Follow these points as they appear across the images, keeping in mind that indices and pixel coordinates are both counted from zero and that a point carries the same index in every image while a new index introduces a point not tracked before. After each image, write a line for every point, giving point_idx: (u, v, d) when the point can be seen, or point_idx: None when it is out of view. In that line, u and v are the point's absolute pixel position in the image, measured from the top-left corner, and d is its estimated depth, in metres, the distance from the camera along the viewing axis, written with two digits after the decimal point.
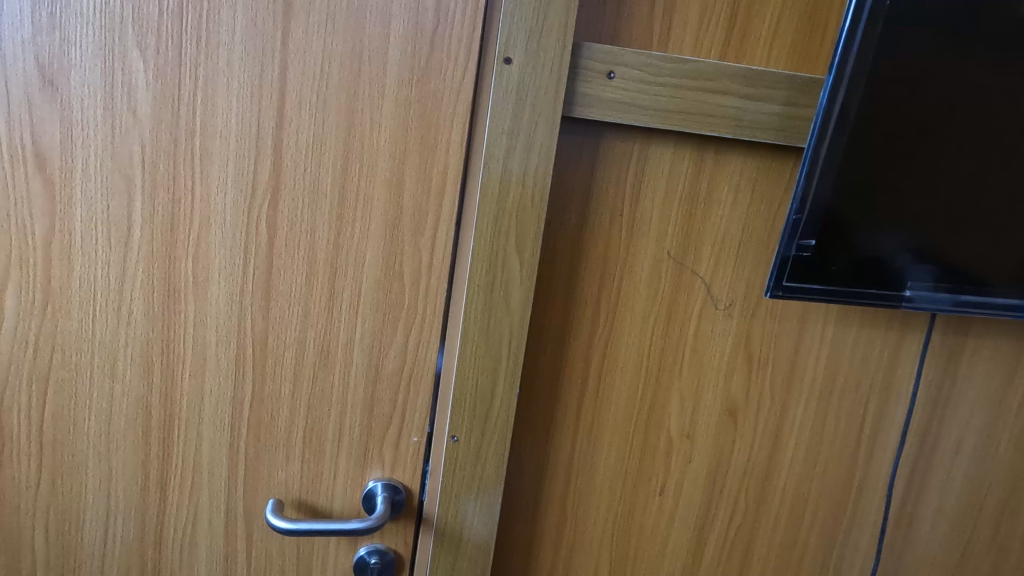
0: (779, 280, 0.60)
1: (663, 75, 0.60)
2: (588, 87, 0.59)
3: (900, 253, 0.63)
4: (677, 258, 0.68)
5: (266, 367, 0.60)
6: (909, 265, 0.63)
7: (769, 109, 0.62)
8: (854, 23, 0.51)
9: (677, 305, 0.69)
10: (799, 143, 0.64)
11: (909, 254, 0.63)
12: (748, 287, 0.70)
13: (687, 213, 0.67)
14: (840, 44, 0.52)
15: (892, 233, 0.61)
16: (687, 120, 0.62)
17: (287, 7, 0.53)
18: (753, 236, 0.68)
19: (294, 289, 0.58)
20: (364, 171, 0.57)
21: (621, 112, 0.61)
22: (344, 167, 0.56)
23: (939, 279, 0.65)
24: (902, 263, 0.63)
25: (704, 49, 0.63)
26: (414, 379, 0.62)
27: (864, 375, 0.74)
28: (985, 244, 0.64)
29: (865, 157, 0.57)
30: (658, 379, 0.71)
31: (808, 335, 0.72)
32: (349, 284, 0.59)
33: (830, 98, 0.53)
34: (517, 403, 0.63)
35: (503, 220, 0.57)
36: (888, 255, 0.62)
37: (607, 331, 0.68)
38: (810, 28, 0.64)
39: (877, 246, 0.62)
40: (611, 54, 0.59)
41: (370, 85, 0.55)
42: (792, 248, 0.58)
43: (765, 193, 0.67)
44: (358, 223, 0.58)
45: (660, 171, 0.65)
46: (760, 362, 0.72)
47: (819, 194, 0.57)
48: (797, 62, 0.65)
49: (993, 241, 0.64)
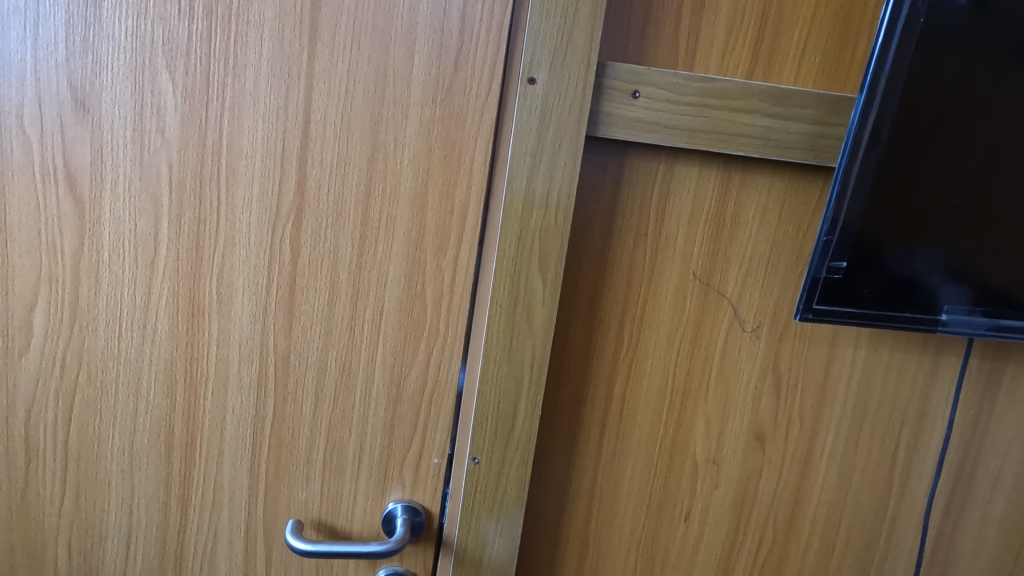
0: (809, 302, 0.58)
1: (689, 94, 0.59)
2: (613, 106, 0.59)
3: (935, 275, 0.61)
4: (703, 279, 0.66)
5: (288, 386, 0.60)
6: (944, 287, 0.61)
7: (798, 128, 0.61)
8: (887, 40, 0.50)
9: (702, 327, 0.68)
10: (828, 162, 0.63)
11: (944, 276, 0.61)
12: (776, 308, 0.68)
13: (713, 233, 0.65)
14: (872, 61, 0.51)
15: (926, 254, 0.60)
16: (714, 139, 0.61)
17: (313, 29, 0.53)
18: (782, 256, 0.67)
19: (318, 309, 0.58)
20: (387, 191, 0.57)
21: (646, 132, 0.60)
22: (367, 187, 0.56)
23: (975, 301, 0.63)
24: (937, 285, 0.61)
25: (731, 67, 0.62)
26: (435, 400, 0.62)
27: (898, 400, 0.71)
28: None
29: (897, 177, 0.55)
30: (684, 401, 0.69)
31: (839, 357, 0.70)
32: (372, 303, 0.59)
33: (861, 117, 0.52)
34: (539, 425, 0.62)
35: (527, 240, 0.57)
36: (922, 277, 0.60)
37: (632, 352, 0.67)
38: (840, 46, 0.63)
39: (910, 268, 0.60)
40: (636, 73, 0.58)
41: (394, 106, 0.55)
42: (823, 270, 0.57)
43: (793, 212, 0.66)
44: (381, 243, 0.58)
45: (685, 190, 0.64)
46: (789, 385, 0.70)
47: (850, 215, 0.55)
48: (827, 80, 0.63)
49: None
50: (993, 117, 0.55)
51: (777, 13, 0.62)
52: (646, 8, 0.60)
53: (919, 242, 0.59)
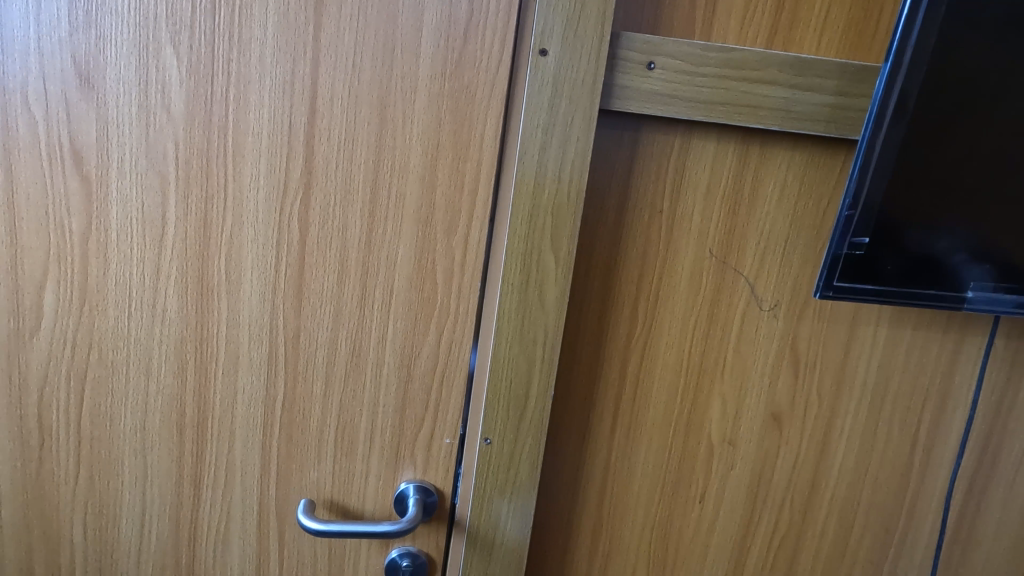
0: (829, 280, 0.56)
1: (706, 65, 0.57)
2: (627, 79, 0.57)
3: (959, 254, 0.59)
4: (719, 257, 0.65)
5: (299, 367, 0.59)
6: (968, 266, 0.59)
7: (819, 100, 0.59)
8: (914, 7, 0.48)
9: (718, 305, 0.66)
10: (851, 135, 0.60)
11: (968, 255, 0.59)
12: (794, 286, 0.67)
13: (730, 209, 0.64)
14: (898, 28, 0.48)
15: (951, 232, 0.58)
16: (731, 112, 0.59)
17: (319, 2, 0.52)
18: (800, 234, 0.65)
19: (327, 289, 0.58)
20: (395, 169, 0.56)
21: (661, 105, 0.58)
22: (376, 163, 0.55)
23: (1002, 281, 0.60)
24: (960, 264, 0.59)
25: (750, 36, 0.60)
26: (447, 380, 0.61)
27: (919, 381, 0.70)
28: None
29: (922, 150, 0.53)
30: (699, 381, 0.68)
31: (859, 337, 0.68)
32: (381, 282, 0.58)
33: (886, 87, 0.50)
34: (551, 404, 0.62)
35: (539, 217, 0.56)
36: (945, 256, 0.58)
37: (646, 331, 0.66)
38: (865, 13, 0.61)
39: (934, 247, 0.58)
40: (651, 43, 0.56)
41: (402, 80, 0.54)
42: (844, 246, 0.55)
43: (813, 187, 0.64)
44: (390, 221, 0.57)
45: (701, 165, 0.63)
46: (808, 366, 0.69)
47: (873, 189, 0.53)
48: (850, 50, 0.61)
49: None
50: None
51: None
52: None
53: (945, 219, 0.57)
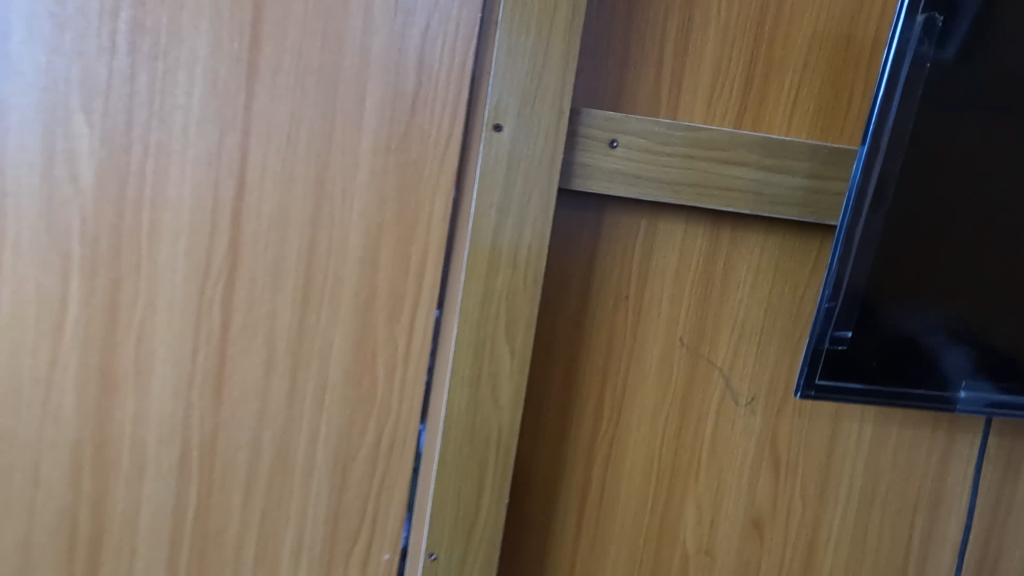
0: (811, 377, 0.50)
1: (672, 144, 0.54)
2: (588, 157, 0.53)
3: (936, 334, 0.52)
4: (690, 346, 0.60)
5: (215, 471, 0.52)
6: (947, 347, 0.53)
7: (792, 182, 0.56)
8: (890, 88, 0.45)
9: (691, 399, 0.61)
10: (827, 220, 0.57)
11: (946, 335, 0.53)
12: (772, 379, 0.62)
13: (701, 296, 0.59)
14: (873, 111, 0.45)
15: (925, 310, 0.51)
16: (699, 194, 0.55)
17: (252, 70, 0.48)
18: (777, 322, 0.61)
19: (252, 383, 0.51)
20: (332, 249, 0.50)
21: (626, 185, 0.54)
22: (312, 244, 0.50)
23: (982, 368, 0.54)
24: (938, 346, 0.53)
25: (718, 116, 0.57)
26: (388, 486, 0.54)
27: (909, 483, 0.64)
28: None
29: (905, 240, 0.49)
30: (671, 483, 0.62)
31: (843, 434, 0.63)
32: (313, 374, 0.52)
33: (864, 172, 0.46)
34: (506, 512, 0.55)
35: (492, 304, 0.51)
36: (921, 336, 0.52)
37: (613, 428, 0.60)
38: (835, 94, 0.58)
39: (908, 326, 0.51)
40: (614, 120, 0.53)
41: (342, 155, 0.49)
42: (825, 340, 0.49)
43: (788, 273, 0.60)
44: (325, 307, 0.51)
45: (670, 248, 0.58)
46: (789, 466, 0.63)
47: (855, 280, 0.49)
48: (822, 131, 0.58)
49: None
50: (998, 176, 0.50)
51: (765, 61, 0.57)
52: (624, 53, 0.55)
53: (934, 315, 0.52)
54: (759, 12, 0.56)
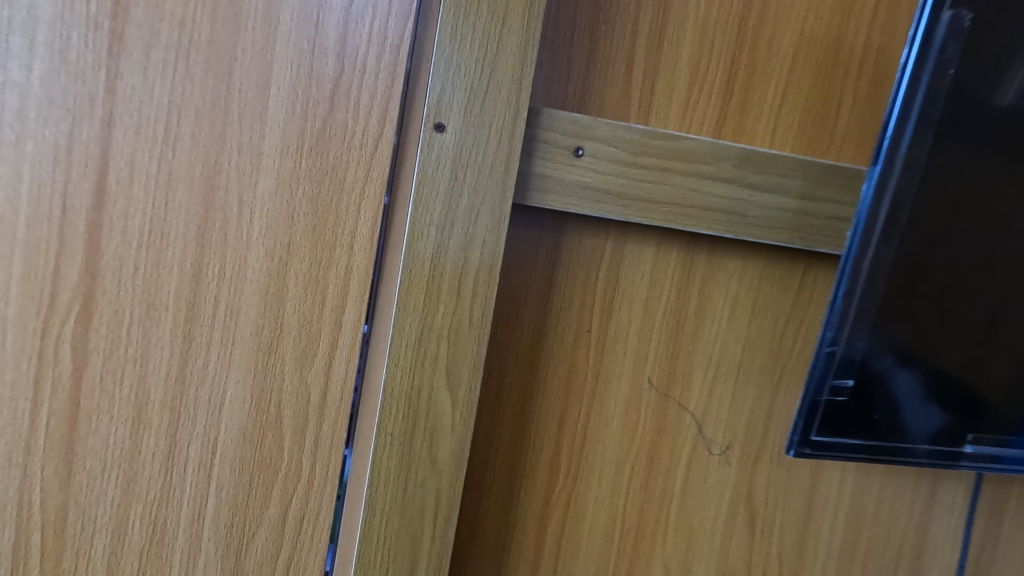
0: (806, 433, 0.43)
1: (646, 154, 0.46)
2: (549, 167, 0.44)
3: (885, 356, 0.44)
4: (660, 389, 0.52)
5: (83, 546, 0.43)
6: (895, 373, 0.45)
7: (781, 202, 0.48)
8: (910, 95, 0.39)
9: (660, 449, 0.53)
10: (818, 246, 0.50)
11: (896, 358, 0.44)
12: (749, 424, 0.54)
13: (672, 330, 0.51)
14: (889, 124, 0.39)
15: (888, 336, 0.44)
16: (677, 214, 0.47)
17: (113, 44, 0.39)
18: (756, 360, 0.53)
19: (131, 439, 0.43)
20: (233, 278, 0.42)
21: (592, 202, 0.45)
22: (213, 271, 0.42)
23: (969, 416, 0.48)
24: (887, 370, 0.44)
25: (694, 123, 0.49)
26: (299, 559, 0.45)
27: (891, 535, 0.58)
28: (990, 366, 0.47)
29: (916, 275, 0.43)
30: (636, 546, 0.53)
31: (824, 485, 0.56)
32: (204, 427, 0.43)
33: (876, 195, 0.40)
34: None
35: (429, 345, 0.42)
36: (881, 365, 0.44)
37: (570, 486, 0.51)
38: (823, 103, 0.51)
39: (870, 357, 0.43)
40: (579, 124, 0.44)
41: (244, 160, 0.41)
42: (824, 391, 0.43)
43: (770, 305, 0.53)
44: (221, 347, 0.43)
45: (638, 276, 0.50)
46: (766, 523, 0.56)
47: (859, 321, 0.42)
48: (809, 145, 0.52)
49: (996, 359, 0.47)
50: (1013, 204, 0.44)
51: (748, 61, 0.50)
52: (590, 45, 0.47)
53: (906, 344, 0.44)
54: (742, 5, 0.49)
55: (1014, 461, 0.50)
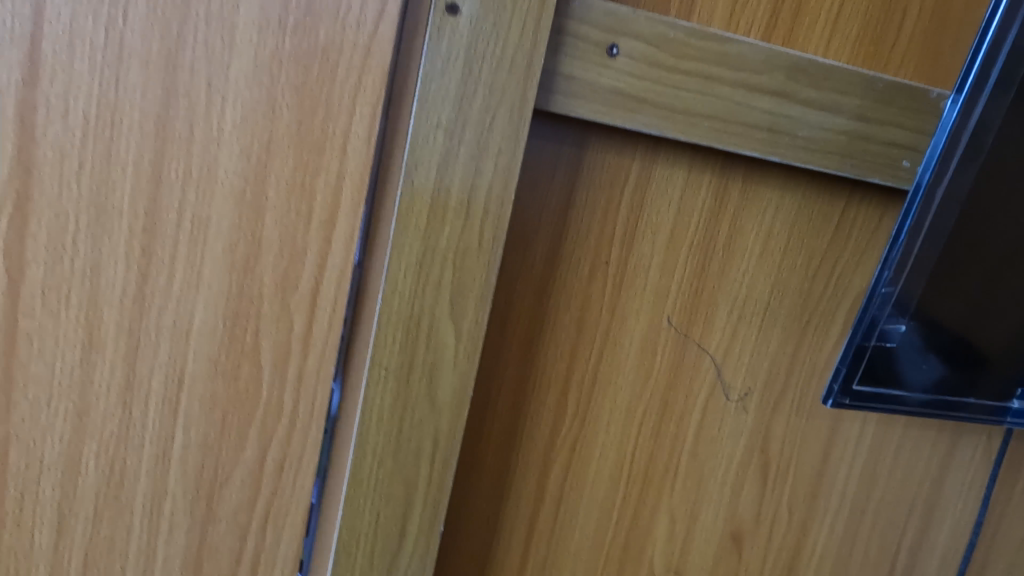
0: (849, 382, 0.42)
1: (689, 58, 0.39)
2: (577, 66, 0.38)
3: (940, 312, 0.42)
4: (680, 327, 0.47)
5: (34, 481, 0.38)
6: (932, 327, 0.42)
7: (833, 123, 0.43)
8: (1013, 4, 0.36)
9: (675, 393, 0.48)
10: (866, 175, 0.45)
11: (934, 310, 0.42)
12: (771, 369, 0.50)
13: (698, 263, 0.46)
14: (977, 56, 0.36)
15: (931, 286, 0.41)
16: (719, 131, 0.41)
17: None
18: (784, 299, 0.49)
19: (89, 365, 0.37)
20: (199, 183, 0.36)
21: (624, 111, 0.39)
22: (183, 168, 0.36)
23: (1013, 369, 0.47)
24: (924, 321, 0.42)
25: (742, 26, 0.43)
26: (280, 503, 0.41)
27: (905, 488, 0.55)
28: (1012, 317, 0.45)
29: (981, 224, 0.40)
30: (643, 493, 0.50)
31: (843, 435, 0.53)
32: (167, 354, 0.38)
33: (956, 132, 0.37)
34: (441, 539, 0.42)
35: (432, 269, 0.37)
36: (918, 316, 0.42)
37: (577, 428, 0.47)
38: (885, 12, 0.45)
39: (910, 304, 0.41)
40: (615, 16, 0.38)
41: (215, 37, 0.34)
42: (872, 339, 0.41)
43: (804, 241, 0.48)
44: (189, 265, 0.37)
45: (665, 201, 0.44)
46: (779, 472, 0.52)
47: (920, 266, 0.39)
48: (865, 60, 0.45)
49: (1018, 314, 0.45)
50: None
51: None
52: None
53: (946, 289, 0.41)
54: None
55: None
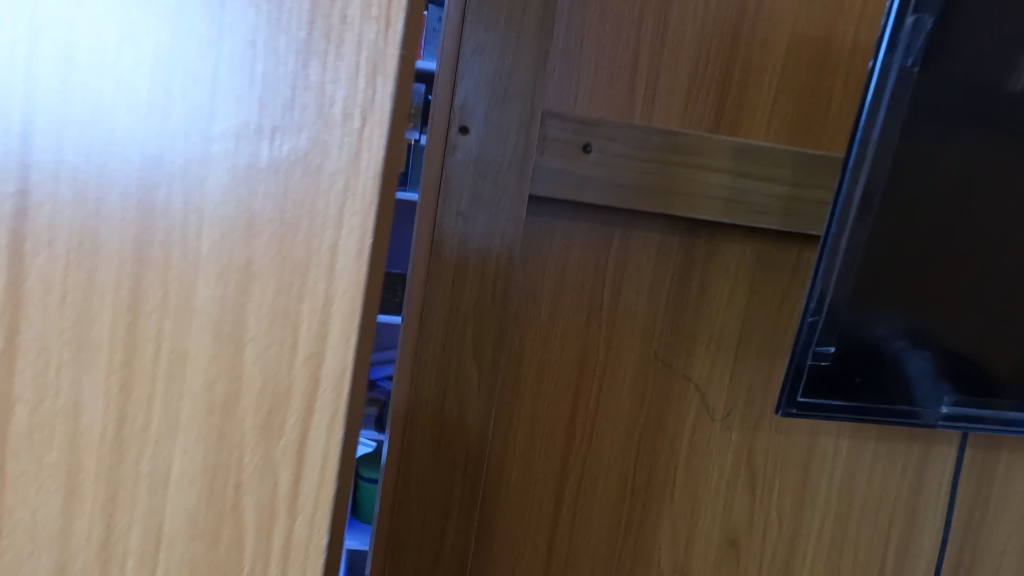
0: (792, 395, 0.49)
1: (647, 149, 0.51)
2: (560, 161, 0.50)
3: (900, 339, 0.50)
4: (665, 360, 0.57)
5: None
6: (908, 355, 0.51)
7: (771, 190, 0.54)
8: (882, 77, 0.43)
9: (667, 416, 0.58)
10: (806, 228, 0.55)
11: (909, 342, 0.51)
12: (749, 392, 0.59)
13: (675, 306, 0.57)
14: (860, 119, 0.43)
15: (892, 317, 0.49)
16: (676, 202, 0.53)
17: None
18: (754, 332, 0.58)
19: (235, 485, 0.22)
20: (328, 267, 0.22)
21: (598, 192, 0.51)
22: (272, 238, 0.22)
23: (949, 381, 0.53)
24: (902, 352, 0.51)
25: (694, 120, 0.54)
26: None
27: (884, 496, 0.63)
28: (954, 334, 0.52)
29: (892, 252, 0.47)
30: (646, 502, 0.59)
31: (821, 447, 0.61)
32: (286, 483, 0.23)
33: (850, 180, 0.44)
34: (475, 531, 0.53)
35: (458, 319, 0.49)
36: (883, 343, 0.50)
37: (585, 448, 0.57)
38: (813, 98, 0.56)
39: (874, 333, 0.49)
40: (586, 123, 0.50)
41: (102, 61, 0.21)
42: (808, 356, 0.48)
43: (765, 282, 0.58)
44: (229, 376, 0.22)
45: (643, 258, 0.55)
46: (765, 484, 0.61)
47: (840, 291, 0.47)
48: (800, 137, 0.56)
49: (981, 342, 0.53)
50: (1008, 200, 0.50)
51: (742, 64, 0.54)
52: (597, 52, 0.51)
53: (887, 310, 0.49)
54: (739, 10, 0.53)
55: (953, 421, 0.54)
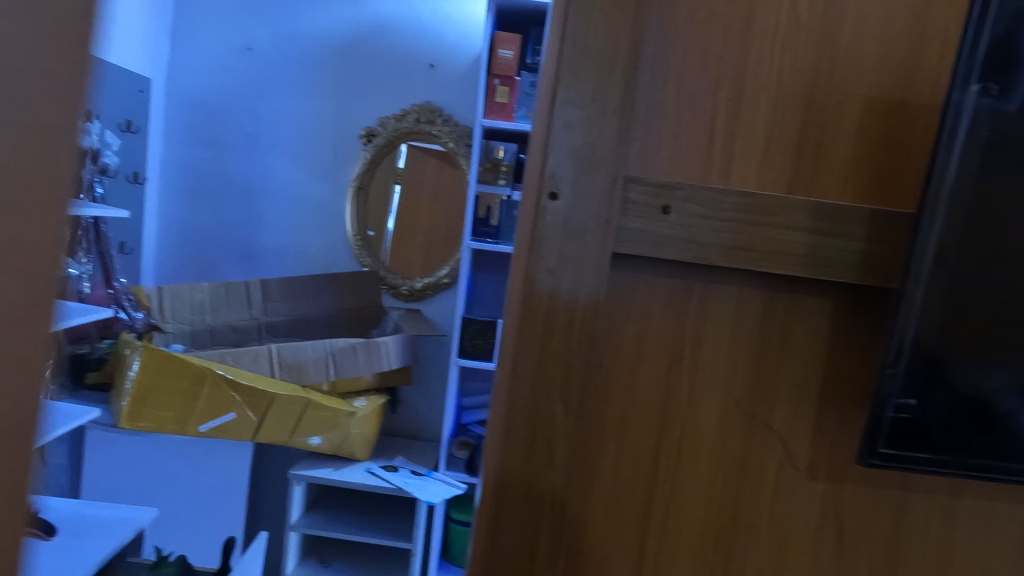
0: (874, 445, 0.50)
1: (724, 209, 0.55)
2: (641, 222, 0.54)
3: (1017, 399, 0.50)
4: (747, 408, 0.59)
5: None
6: None
7: (850, 246, 0.56)
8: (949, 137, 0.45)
9: (749, 464, 0.60)
10: (888, 281, 0.56)
11: None
12: (835, 444, 0.59)
13: (756, 357, 0.59)
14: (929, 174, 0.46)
15: (1007, 371, 0.50)
16: (754, 258, 0.55)
17: None
18: (836, 383, 0.59)
19: None
20: None
21: (677, 249, 0.55)
22: None
23: None
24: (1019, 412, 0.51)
25: (770, 180, 0.57)
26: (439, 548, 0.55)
27: (985, 558, 0.61)
28: None
29: (979, 304, 0.48)
30: (729, 549, 0.60)
31: (913, 503, 0.60)
32: None
33: (923, 235, 0.46)
34: (561, 564, 0.57)
35: (547, 365, 0.54)
36: (999, 400, 0.50)
37: (668, 492, 0.59)
38: (891, 156, 0.57)
39: (987, 386, 0.50)
40: (665, 187, 0.54)
41: None
42: (889, 407, 0.49)
43: (848, 335, 0.59)
44: None
45: (723, 311, 0.58)
46: (853, 537, 0.60)
47: (920, 342, 0.48)
48: (880, 192, 0.57)
49: None
50: None
51: (818, 126, 0.57)
52: (676, 121, 0.56)
53: (987, 362, 0.49)
54: (811, 82, 0.56)
55: None
